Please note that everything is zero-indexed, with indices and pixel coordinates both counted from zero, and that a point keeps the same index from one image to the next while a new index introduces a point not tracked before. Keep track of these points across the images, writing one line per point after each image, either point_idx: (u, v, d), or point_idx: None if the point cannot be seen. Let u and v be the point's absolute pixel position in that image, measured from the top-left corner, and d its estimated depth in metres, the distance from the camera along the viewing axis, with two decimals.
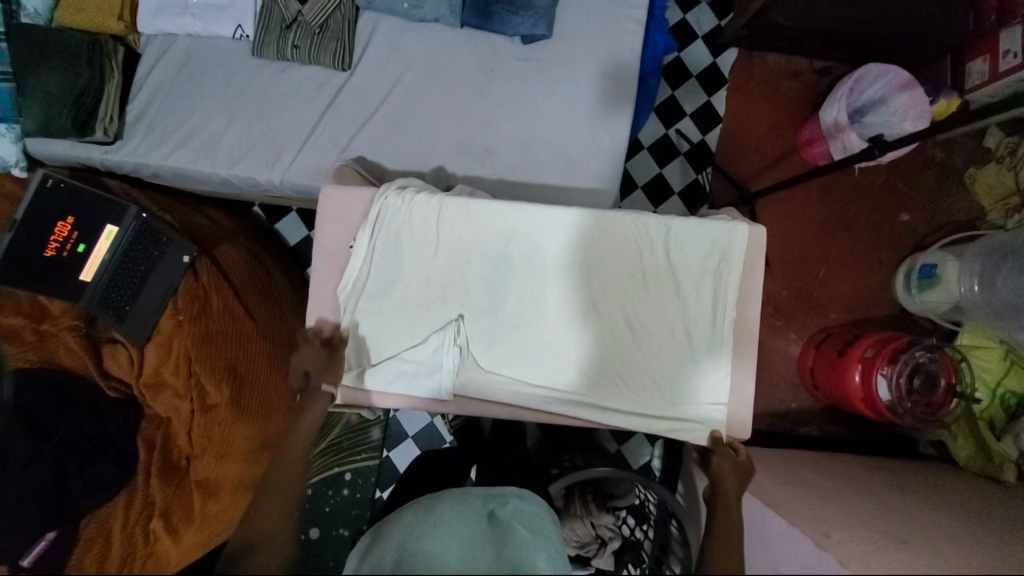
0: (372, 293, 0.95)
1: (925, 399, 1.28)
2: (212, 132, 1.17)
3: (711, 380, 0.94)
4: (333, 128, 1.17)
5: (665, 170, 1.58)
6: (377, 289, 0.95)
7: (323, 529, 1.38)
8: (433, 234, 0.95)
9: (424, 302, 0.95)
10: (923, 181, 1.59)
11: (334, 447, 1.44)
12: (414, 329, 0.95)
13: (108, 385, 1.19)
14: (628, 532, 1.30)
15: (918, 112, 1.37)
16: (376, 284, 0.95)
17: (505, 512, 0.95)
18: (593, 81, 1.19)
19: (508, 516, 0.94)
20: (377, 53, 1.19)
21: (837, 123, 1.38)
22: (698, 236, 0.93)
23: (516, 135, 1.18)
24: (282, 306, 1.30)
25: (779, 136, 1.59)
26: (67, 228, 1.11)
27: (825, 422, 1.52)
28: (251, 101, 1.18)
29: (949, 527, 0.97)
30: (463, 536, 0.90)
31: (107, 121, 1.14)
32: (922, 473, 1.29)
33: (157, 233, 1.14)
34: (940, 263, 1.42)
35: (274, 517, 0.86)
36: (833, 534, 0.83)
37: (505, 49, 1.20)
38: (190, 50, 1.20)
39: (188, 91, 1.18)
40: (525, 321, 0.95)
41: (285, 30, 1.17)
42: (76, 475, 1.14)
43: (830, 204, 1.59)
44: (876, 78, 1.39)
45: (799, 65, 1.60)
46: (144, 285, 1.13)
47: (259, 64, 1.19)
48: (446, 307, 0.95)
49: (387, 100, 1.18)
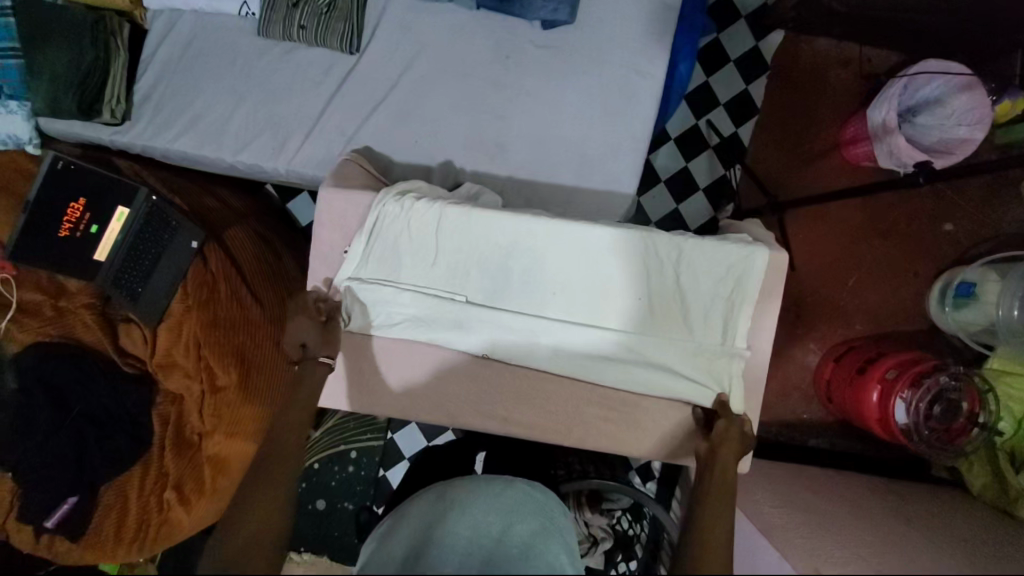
0: (371, 301, 0.94)
1: (943, 426, 1.23)
2: (218, 115, 1.15)
3: (716, 407, 0.91)
4: (339, 117, 1.13)
5: (691, 165, 1.49)
6: (375, 297, 0.94)
7: (330, 500, 1.48)
8: (432, 244, 0.92)
9: (420, 310, 0.93)
10: (974, 189, 1.47)
11: (340, 427, 1.49)
12: (412, 335, 0.95)
13: (123, 361, 1.22)
14: (624, 526, 1.31)
15: (978, 115, 1.24)
16: (372, 292, 0.93)
17: (519, 490, 0.87)
18: (615, 72, 1.11)
19: (519, 496, 0.86)
20: (387, 36, 1.13)
21: (885, 125, 1.25)
22: (715, 260, 0.89)
23: (530, 131, 1.12)
24: (289, 288, 1.30)
25: (820, 133, 1.46)
26: (79, 210, 1.12)
27: (835, 435, 1.49)
28: (256, 83, 1.15)
29: (947, 567, 0.95)
30: (483, 510, 0.82)
31: (114, 103, 1.14)
32: (931, 502, 1.26)
33: (166, 217, 1.13)
34: (980, 281, 1.33)
35: (274, 484, 0.82)
36: (826, 571, 0.81)
37: (524, 36, 1.12)
38: (196, 28, 1.16)
39: (195, 72, 1.15)
40: (524, 337, 0.93)
41: (291, 7, 1.10)
42: (95, 446, 1.19)
43: (867, 210, 1.49)
44: (936, 75, 1.25)
45: (849, 53, 1.46)
46: (155, 267, 1.13)
47: (265, 45, 1.15)
48: (444, 318, 0.93)
49: (395, 87, 1.13)
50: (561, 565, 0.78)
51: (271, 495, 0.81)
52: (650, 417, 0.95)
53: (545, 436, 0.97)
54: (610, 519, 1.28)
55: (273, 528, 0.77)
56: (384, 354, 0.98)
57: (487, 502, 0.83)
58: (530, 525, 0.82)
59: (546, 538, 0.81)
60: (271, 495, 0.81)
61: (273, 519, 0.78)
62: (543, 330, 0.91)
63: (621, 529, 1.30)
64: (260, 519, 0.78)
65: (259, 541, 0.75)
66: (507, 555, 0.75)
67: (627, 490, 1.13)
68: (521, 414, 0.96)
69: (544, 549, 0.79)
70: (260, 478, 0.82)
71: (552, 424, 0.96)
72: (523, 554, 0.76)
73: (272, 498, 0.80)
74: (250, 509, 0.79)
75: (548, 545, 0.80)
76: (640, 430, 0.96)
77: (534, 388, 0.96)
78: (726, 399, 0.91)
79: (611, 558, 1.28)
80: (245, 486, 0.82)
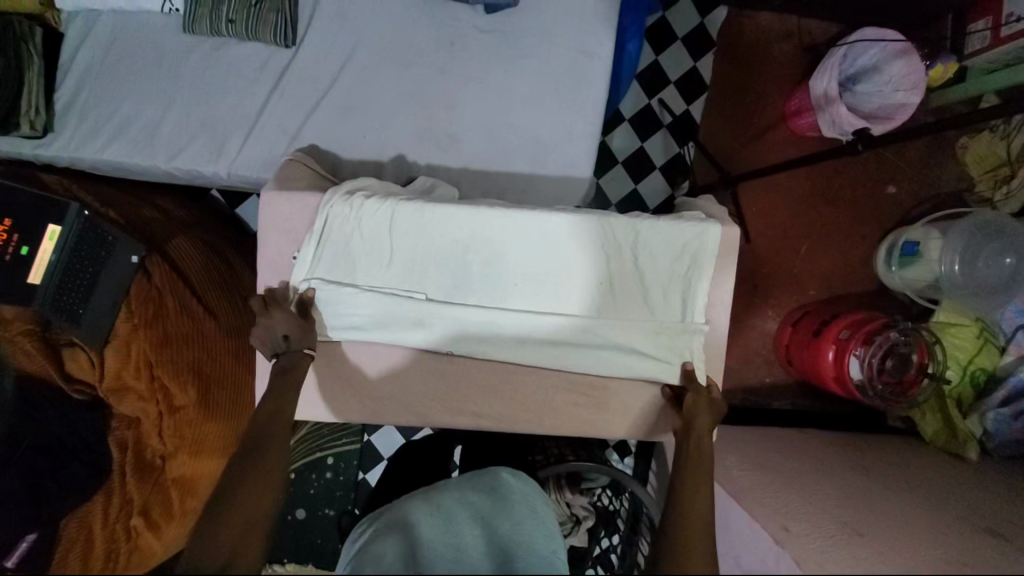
0: (327, 304, 0.92)
1: (896, 379, 1.31)
2: (149, 120, 1.09)
3: (683, 380, 0.93)
4: (281, 115, 1.09)
5: (646, 145, 1.50)
6: (330, 300, 0.91)
7: (309, 509, 1.45)
8: (386, 242, 0.90)
9: (379, 310, 0.91)
10: (912, 151, 1.53)
11: (315, 435, 1.47)
12: (373, 336, 0.93)
13: (70, 389, 1.15)
14: (606, 501, 1.35)
15: (912, 81, 1.28)
16: (328, 295, 0.91)
17: (503, 486, 0.86)
18: (563, 54, 1.10)
19: (507, 490, 0.86)
20: (324, 29, 1.09)
21: (827, 95, 1.29)
22: (670, 239, 0.90)
23: (481, 118, 1.10)
24: (244, 299, 1.26)
25: (767, 106, 1.49)
26: (6, 232, 1.04)
27: (798, 395, 1.55)
28: (188, 86, 1.09)
29: (904, 509, 1.01)
30: (467, 513, 0.80)
31: (32, 113, 1.05)
32: (887, 450, 1.33)
33: (100, 233, 1.07)
34: (923, 240, 1.38)
35: (260, 481, 0.76)
36: (793, 528, 0.85)
37: (467, 22, 1.10)
38: (118, 28, 1.09)
39: (120, 75, 1.08)
40: (487, 328, 0.92)
41: (218, 2, 1.05)
42: (49, 477, 1.13)
43: (814, 179, 1.54)
44: (872, 44, 1.29)
45: (791, 25, 1.49)
46: (94, 287, 1.06)
47: (194, 42, 1.09)
48: (405, 315, 0.92)
49: (338, 81, 1.09)
50: (547, 552, 0.78)
51: (255, 494, 0.75)
52: (619, 398, 0.96)
53: (517, 425, 0.97)
54: (590, 497, 1.31)
55: (254, 533, 0.72)
56: (349, 358, 0.96)
57: (473, 505, 0.82)
58: (516, 517, 0.81)
59: (532, 525, 0.81)
60: (256, 500, 0.74)
61: (254, 524, 0.73)
62: (504, 319, 0.90)
63: (601, 505, 1.34)
64: (243, 522, 0.71)
65: (239, 552, 0.69)
66: (490, 561, 0.73)
67: (604, 471, 1.15)
68: (491, 406, 0.96)
69: (530, 538, 0.78)
70: (241, 472, 0.75)
71: (522, 412, 0.96)
72: (511, 546, 0.75)
73: (256, 496, 0.74)
74: (237, 501, 0.72)
75: (540, 535, 0.80)
76: (610, 412, 0.97)
77: (503, 379, 0.96)
78: (692, 369, 0.92)
79: (594, 534, 1.31)
80: (229, 474, 0.75)
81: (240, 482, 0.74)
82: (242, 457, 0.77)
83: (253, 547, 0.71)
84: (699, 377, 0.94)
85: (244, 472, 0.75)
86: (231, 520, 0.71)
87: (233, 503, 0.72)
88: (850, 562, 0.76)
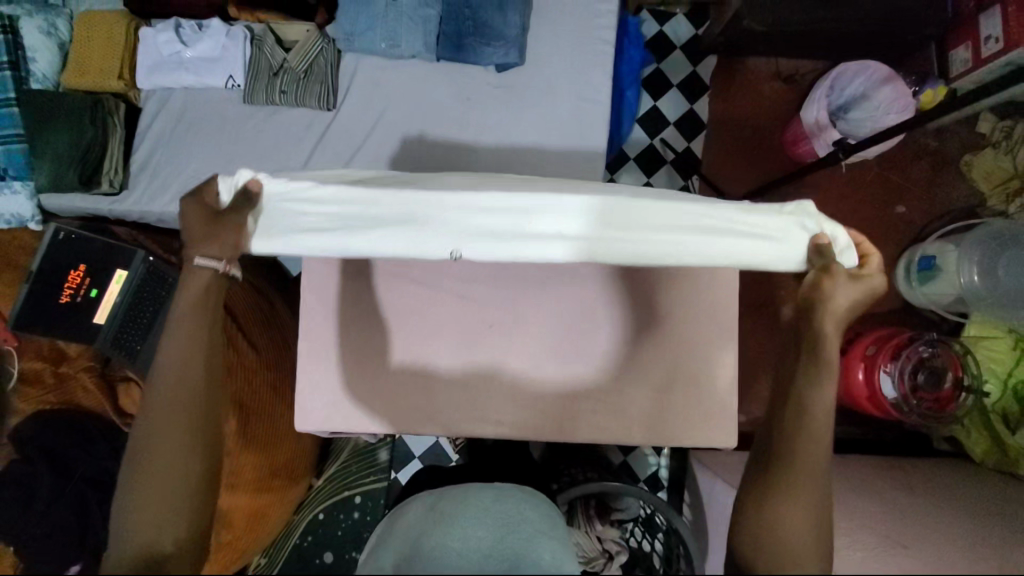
0: (276, 211, 0.70)
1: (933, 395, 1.26)
2: (210, 176, 1.24)
3: (815, 258, 0.70)
4: (322, 166, 1.23)
5: (652, 180, 1.60)
6: (283, 205, 0.70)
7: (336, 552, 1.42)
8: (375, 172, 0.83)
9: (353, 202, 0.68)
10: (916, 171, 1.57)
11: (342, 473, 1.48)
12: (332, 239, 0.67)
13: (123, 422, 1.23)
14: (637, 542, 1.30)
15: (901, 104, 1.36)
16: (283, 197, 0.70)
17: (510, 505, 0.87)
18: (568, 102, 1.22)
19: (513, 507, 0.86)
20: (360, 92, 1.25)
21: (817, 123, 1.38)
22: None
23: (496, 159, 1.22)
24: (283, 333, 1.36)
25: (766, 139, 1.58)
26: (80, 276, 1.17)
27: (835, 422, 1.50)
28: (242, 145, 1.25)
29: (958, 529, 0.96)
30: (472, 523, 0.83)
31: (112, 174, 1.23)
32: (937, 472, 1.27)
33: (163, 276, 1.20)
34: (939, 254, 1.39)
35: (170, 442, 0.76)
36: (832, 542, 0.84)
37: (481, 78, 1.24)
38: (187, 102, 1.27)
39: (187, 140, 1.25)
40: (517, 217, 0.66)
41: (272, 76, 1.23)
42: (98, 503, 1.15)
43: (823, 203, 1.58)
44: (856, 74, 1.39)
45: (780, 66, 1.60)
46: (153, 325, 1.18)
47: (250, 109, 1.26)
48: (389, 216, 0.68)
49: (372, 134, 1.24)
50: (541, 562, 0.76)
51: (172, 457, 0.76)
52: (640, 406, 0.99)
53: (541, 438, 0.99)
54: (621, 532, 1.28)
55: (176, 500, 0.75)
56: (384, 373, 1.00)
57: (481, 517, 0.84)
58: (521, 534, 0.82)
59: (534, 538, 0.81)
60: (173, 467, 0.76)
61: (178, 490, 0.75)
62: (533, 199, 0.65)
63: (635, 544, 1.29)
64: (157, 496, 0.74)
65: (156, 529, 0.74)
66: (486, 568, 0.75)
67: (634, 493, 1.09)
68: (512, 416, 0.99)
69: (525, 549, 0.78)
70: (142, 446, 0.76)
71: (542, 422, 0.99)
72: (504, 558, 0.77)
73: (170, 458, 0.76)
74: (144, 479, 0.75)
75: (551, 548, 0.80)
76: (630, 421, 0.99)
77: (523, 391, 1.00)
78: (825, 241, 0.70)
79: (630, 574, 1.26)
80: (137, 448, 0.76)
81: (142, 459, 0.75)
82: (149, 429, 0.76)
83: (172, 516, 0.75)
84: (837, 248, 0.72)
85: (147, 443, 0.76)
86: (140, 503, 0.74)
87: (135, 486, 0.75)
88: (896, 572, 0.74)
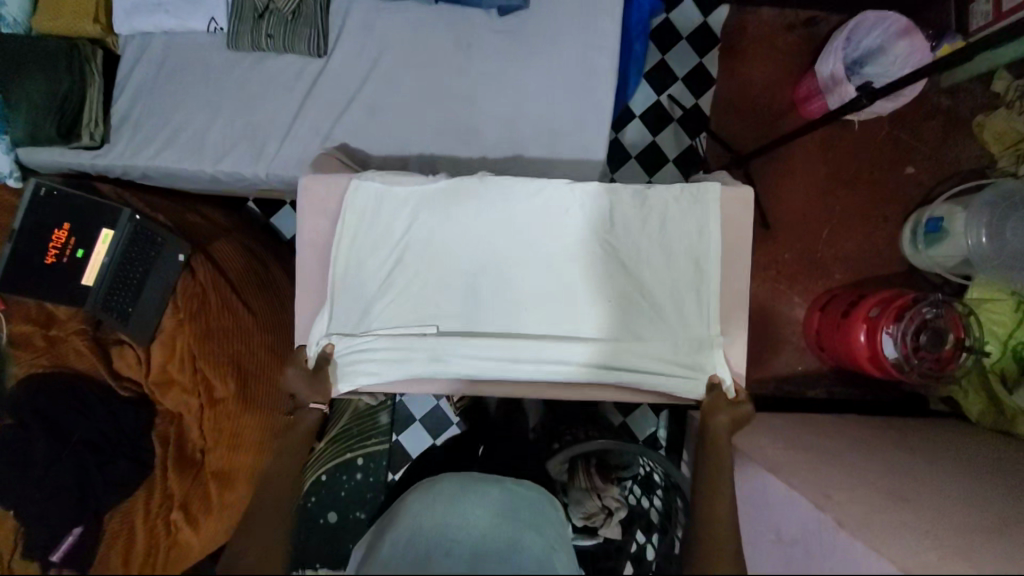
0: (345, 361, 1.02)
1: (935, 355, 1.24)
2: (196, 129, 1.18)
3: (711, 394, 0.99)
4: (313, 118, 1.17)
5: (657, 138, 1.54)
6: (345, 357, 1.02)
7: (341, 513, 1.43)
8: (386, 269, 1.03)
9: (396, 348, 1.00)
10: (928, 130, 1.53)
11: (344, 435, 1.47)
12: (389, 379, 1.01)
13: (119, 385, 1.20)
14: (635, 500, 1.29)
15: (917, 59, 1.32)
16: (346, 353, 1.01)
17: (519, 496, 0.94)
18: (573, 51, 1.16)
19: (518, 498, 0.94)
20: (352, 37, 1.18)
21: (833, 76, 1.34)
22: (680, 229, 1.02)
23: (498, 112, 1.16)
24: (279, 296, 1.34)
25: (776, 94, 1.53)
26: (65, 234, 1.12)
27: (833, 382, 1.51)
28: (229, 96, 1.18)
29: (955, 486, 0.98)
30: (476, 508, 0.91)
31: (92, 126, 1.16)
32: (933, 431, 1.29)
33: (152, 235, 1.15)
34: (947, 216, 1.37)
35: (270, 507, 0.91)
36: (835, 495, 0.82)
37: (482, 24, 1.17)
38: (168, 48, 1.20)
39: (170, 89, 1.19)
40: (504, 362, 1.00)
41: (257, 19, 1.15)
42: (97, 471, 1.16)
43: (831, 161, 1.55)
44: (873, 26, 1.33)
45: (794, 16, 1.53)
46: (143, 284, 1.13)
47: (236, 57, 1.19)
48: (420, 355, 1.00)
49: (366, 83, 1.17)
50: (529, 541, 0.86)
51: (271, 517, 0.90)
52: (644, 370, 0.99)
53: None
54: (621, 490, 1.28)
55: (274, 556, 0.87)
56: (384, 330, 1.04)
57: (483, 505, 0.91)
58: (522, 521, 0.90)
59: (529, 523, 0.89)
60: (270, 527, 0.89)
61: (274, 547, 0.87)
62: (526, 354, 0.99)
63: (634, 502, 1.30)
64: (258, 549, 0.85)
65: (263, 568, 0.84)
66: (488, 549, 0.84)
67: (632, 449, 1.08)
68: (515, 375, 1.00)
69: (523, 535, 0.87)
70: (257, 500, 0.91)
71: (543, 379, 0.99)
72: (503, 541, 0.86)
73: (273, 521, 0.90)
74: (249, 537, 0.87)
75: (535, 539, 0.88)
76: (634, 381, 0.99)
77: (526, 349, 1.00)
78: (717, 380, 0.99)
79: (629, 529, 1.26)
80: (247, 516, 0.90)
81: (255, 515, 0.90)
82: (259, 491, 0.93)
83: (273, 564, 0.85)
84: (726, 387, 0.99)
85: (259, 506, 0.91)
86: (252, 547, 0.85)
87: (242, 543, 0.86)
88: (899, 535, 0.75)
